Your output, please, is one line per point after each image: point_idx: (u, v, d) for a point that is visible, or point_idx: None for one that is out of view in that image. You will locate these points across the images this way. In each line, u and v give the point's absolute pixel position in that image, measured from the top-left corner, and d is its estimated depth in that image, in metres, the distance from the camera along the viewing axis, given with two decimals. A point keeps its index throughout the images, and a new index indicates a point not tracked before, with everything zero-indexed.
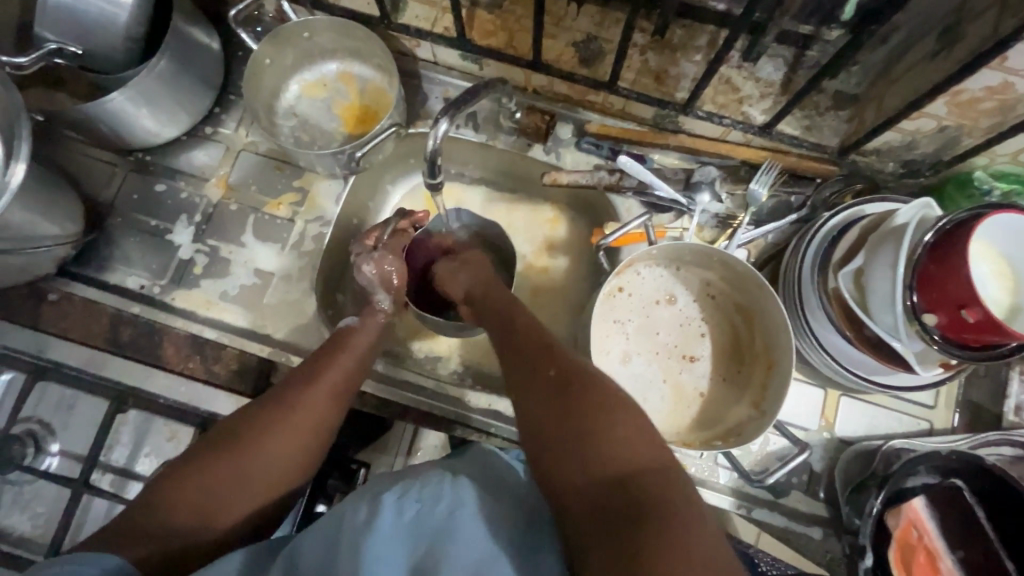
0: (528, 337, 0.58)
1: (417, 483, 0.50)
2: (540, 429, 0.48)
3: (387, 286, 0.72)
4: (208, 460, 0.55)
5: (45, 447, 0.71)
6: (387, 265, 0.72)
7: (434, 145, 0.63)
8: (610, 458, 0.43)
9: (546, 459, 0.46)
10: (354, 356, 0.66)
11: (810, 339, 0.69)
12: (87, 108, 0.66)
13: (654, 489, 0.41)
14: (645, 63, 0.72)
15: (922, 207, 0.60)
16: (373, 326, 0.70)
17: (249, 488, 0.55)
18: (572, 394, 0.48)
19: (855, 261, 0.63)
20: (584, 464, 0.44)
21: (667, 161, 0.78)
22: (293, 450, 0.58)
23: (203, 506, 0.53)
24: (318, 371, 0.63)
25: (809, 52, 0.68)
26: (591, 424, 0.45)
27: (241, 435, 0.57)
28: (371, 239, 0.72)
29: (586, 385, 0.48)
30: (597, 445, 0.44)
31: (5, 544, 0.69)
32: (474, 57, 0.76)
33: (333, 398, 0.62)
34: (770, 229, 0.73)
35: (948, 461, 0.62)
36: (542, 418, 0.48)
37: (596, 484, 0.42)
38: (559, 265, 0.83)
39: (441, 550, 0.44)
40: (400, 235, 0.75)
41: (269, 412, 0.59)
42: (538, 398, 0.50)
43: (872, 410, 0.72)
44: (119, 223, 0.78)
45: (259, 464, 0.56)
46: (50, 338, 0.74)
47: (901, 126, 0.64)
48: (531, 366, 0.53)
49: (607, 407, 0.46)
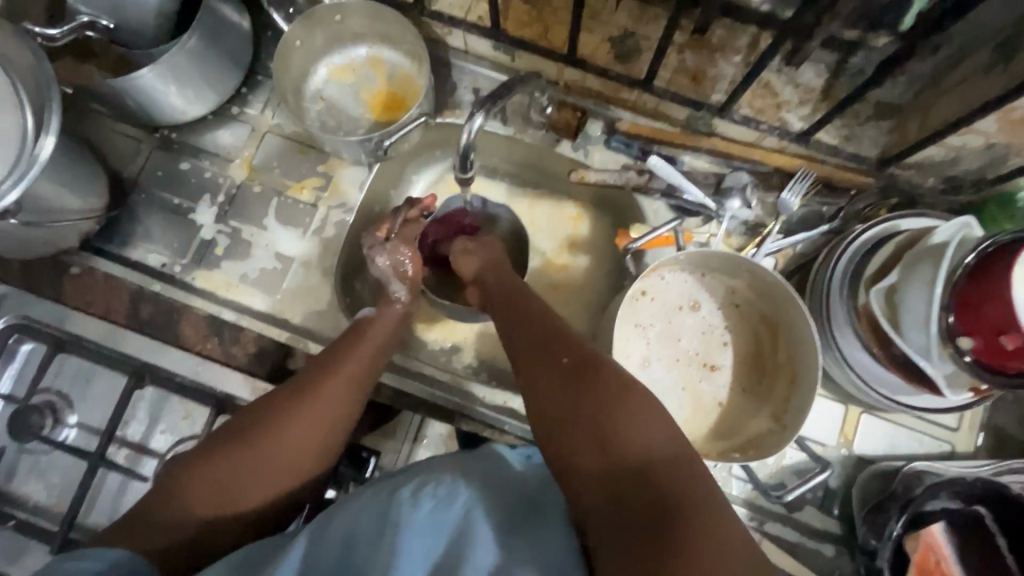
0: (555, 332, 0.56)
1: (433, 477, 0.50)
2: (554, 420, 0.49)
3: (401, 275, 0.72)
4: (227, 452, 0.56)
5: (63, 419, 0.72)
6: (400, 255, 0.72)
7: (468, 140, 0.62)
8: (627, 451, 0.45)
9: (564, 451, 0.47)
10: (371, 347, 0.66)
11: (836, 355, 0.67)
12: (118, 83, 0.66)
13: (689, 503, 0.42)
14: (682, 63, 0.70)
15: (961, 226, 0.58)
16: (391, 318, 0.70)
17: (268, 480, 0.56)
18: (588, 389, 0.49)
19: (888, 278, 0.61)
20: (592, 457, 0.46)
21: (698, 163, 0.76)
22: (310, 442, 0.58)
23: (227, 499, 0.54)
24: (336, 361, 0.63)
25: (852, 60, 0.66)
26: (623, 428, 0.46)
27: (258, 427, 0.57)
28: (383, 230, 0.72)
29: (617, 388, 0.48)
30: (628, 451, 0.45)
31: (21, 512, 0.70)
32: (507, 48, 0.75)
33: (351, 390, 0.62)
34: (800, 239, 0.71)
35: (974, 489, 0.60)
36: (560, 412, 0.49)
37: (610, 475, 0.44)
38: (580, 264, 0.82)
39: (461, 553, 0.44)
40: (412, 224, 0.73)
41: (285, 403, 0.59)
42: (570, 396, 0.49)
43: (894, 429, 0.71)
44: (143, 199, 0.78)
45: (275, 455, 0.56)
46: (69, 311, 0.74)
47: (946, 141, 0.62)
48: (554, 360, 0.53)
49: (639, 411, 0.47)
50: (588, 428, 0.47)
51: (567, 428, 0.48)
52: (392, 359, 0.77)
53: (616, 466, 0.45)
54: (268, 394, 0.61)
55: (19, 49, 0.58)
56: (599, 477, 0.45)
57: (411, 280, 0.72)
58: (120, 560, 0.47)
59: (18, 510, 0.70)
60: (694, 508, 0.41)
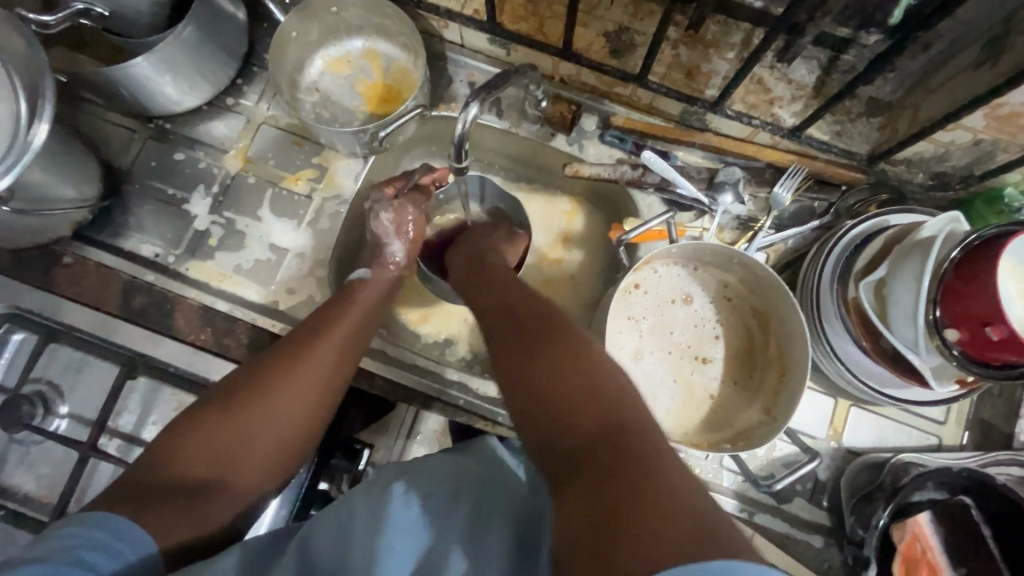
0: (523, 304, 0.57)
1: (427, 483, 0.50)
2: (522, 392, 0.47)
3: (401, 234, 0.73)
4: (214, 415, 0.56)
5: (54, 409, 0.72)
6: (405, 214, 0.72)
7: (463, 129, 0.62)
8: (584, 422, 0.41)
9: (529, 424, 0.44)
10: (357, 319, 0.66)
11: (826, 348, 0.68)
12: (111, 71, 0.66)
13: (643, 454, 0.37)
14: (676, 58, 0.71)
15: (949, 221, 0.59)
16: (378, 292, 0.70)
17: (258, 445, 0.57)
18: (555, 358, 0.47)
19: (877, 272, 0.62)
20: (560, 431, 0.41)
21: (691, 159, 0.77)
22: (299, 408, 0.59)
23: (215, 461, 0.54)
24: (323, 328, 0.64)
25: (844, 57, 0.68)
26: (576, 383, 0.44)
27: (244, 392, 0.58)
28: (392, 188, 0.73)
29: (579, 354, 0.47)
30: (578, 399, 0.42)
31: (10, 502, 0.70)
32: (502, 42, 0.75)
33: (335, 360, 0.63)
34: (791, 234, 0.73)
35: (959, 479, 0.61)
36: (528, 384, 0.46)
37: (573, 443, 0.40)
38: (574, 259, 0.83)
39: (445, 551, 0.44)
40: (422, 190, 0.75)
41: (271, 371, 0.60)
42: (530, 363, 0.48)
43: (882, 422, 0.72)
44: (136, 189, 0.78)
45: (262, 420, 0.57)
46: (61, 302, 0.74)
47: (935, 137, 0.62)
48: (527, 335, 0.52)
49: (597, 369, 0.44)
50: (544, 393, 0.45)
51: (524, 394, 0.46)
52: (385, 351, 0.77)
53: (581, 437, 0.40)
54: (257, 361, 0.62)
55: (13, 37, 0.58)
56: (547, 434, 0.42)
57: (411, 240, 0.74)
58: (148, 554, 0.47)
59: (7, 501, 0.70)
60: (647, 451, 0.37)
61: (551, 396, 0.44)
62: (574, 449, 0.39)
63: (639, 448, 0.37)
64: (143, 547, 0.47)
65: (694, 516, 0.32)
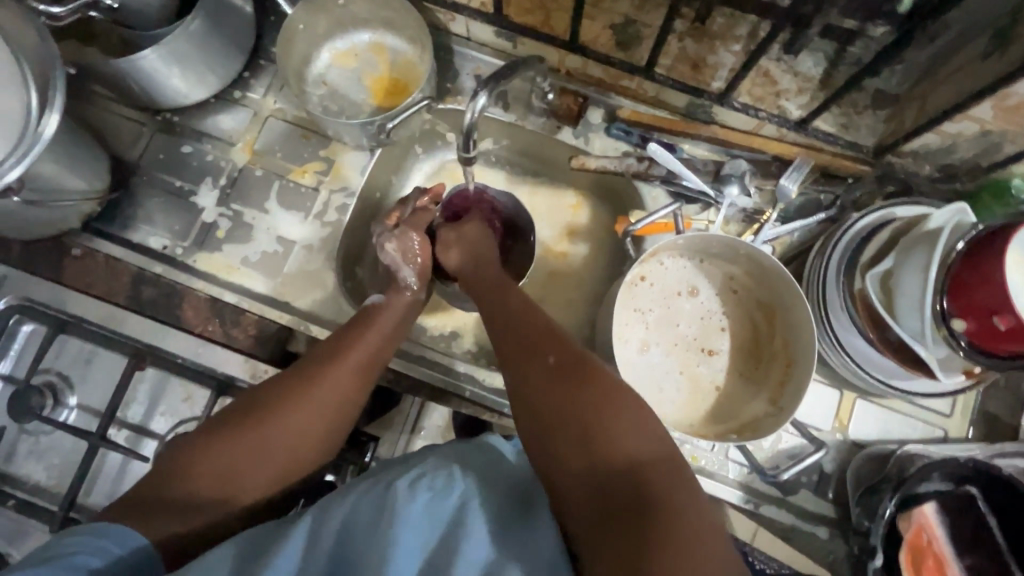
0: (533, 318, 0.60)
1: (430, 469, 0.50)
2: (543, 413, 0.51)
3: (410, 261, 0.72)
4: (239, 436, 0.56)
5: (63, 400, 0.72)
6: (409, 242, 0.72)
7: (472, 119, 0.63)
8: (613, 458, 0.47)
9: (550, 445, 0.49)
10: (379, 334, 0.66)
11: (832, 340, 0.68)
12: (120, 63, 0.66)
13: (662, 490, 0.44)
14: (683, 50, 0.71)
15: (956, 212, 0.58)
16: (399, 306, 0.69)
17: (271, 464, 0.57)
18: (578, 385, 0.51)
19: (884, 263, 0.62)
20: (583, 459, 0.47)
21: (697, 151, 0.77)
22: (315, 429, 0.59)
23: (229, 478, 0.55)
24: (343, 348, 0.63)
25: (851, 49, 0.67)
26: (602, 424, 0.48)
27: (268, 411, 0.58)
28: (393, 219, 0.73)
29: (605, 388, 0.51)
30: (602, 432, 0.48)
31: (21, 492, 0.71)
32: (509, 35, 0.76)
33: (358, 378, 0.62)
34: (797, 226, 0.72)
35: (963, 469, 0.61)
36: (551, 408, 0.51)
37: (602, 476, 0.46)
38: (579, 252, 0.83)
39: (453, 546, 0.44)
40: (423, 211, 0.75)
41: (294, 387, 0.60)
42: (556, 397, 0.51)
43: (887, 415, 0.72)
44: (144, 181, 0.78)
45: (277, 440, 0.57)
46: (70, 293, 0.75)
47: (942, 128, 0.62)
48: (545, 354, 0.55)
49: (621, 404, 0.50)
50: (571, 431, 0.49)
51: (549, 428, 0.50)
52: None
53: (609, 470, 0.46)
54: (275, 376, 0.62)
55: (24, 29, 0.59)
56: (576, 466, 0.47)
57: (421, 265, 0.73)
58: (139, 546, 0.49)
59: (17, 490, 0.71)
60: (671, 500, 0.44)
61: (579, 434, 0.48)
62: (601, 482, 0.46)
63: (663, 488, 0.45)
64: (132, 542, 0.49)
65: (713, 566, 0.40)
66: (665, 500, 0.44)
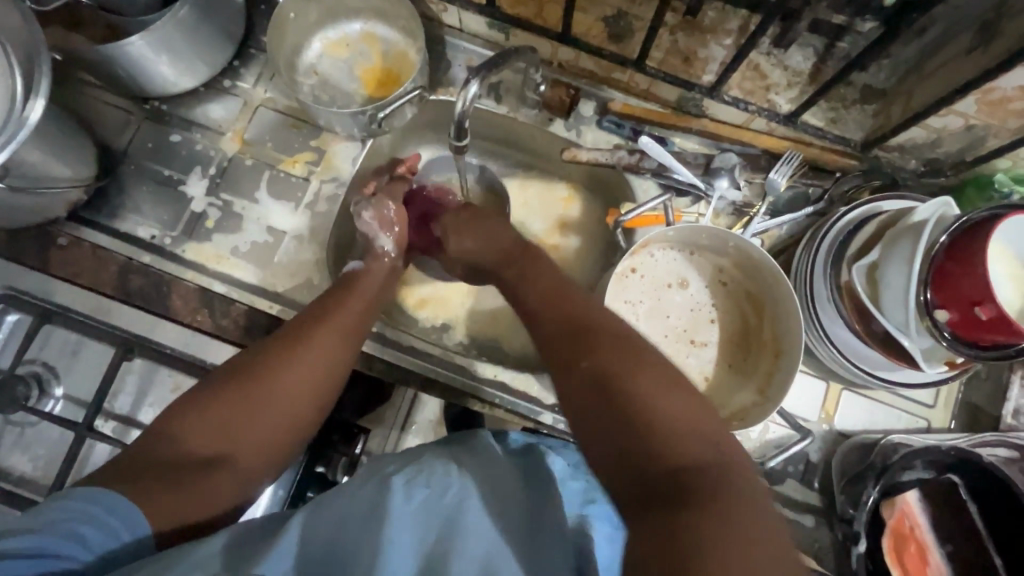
0: (575, 303, 0.56)
1: (425, 467, 0.52)
2: (587, 400, 0.47)
3: (387, 228, 0.72)
4: (226, 403, 0.56)
5: (49, 390, 0.71)
6: (385, 209, 0.73)
7: (462, 109, 0.63)
8: (666, 452, 0.42)
9: (595, 436, 0.46)
10: (360, 303, 0.66)
11: (818, 332, 0.69)
12: (108, 48, 0.65)
13: (718, 492, 0.40)
14: (674, 44, 0.72)
15: (939, 206, 0.59)
16: (379, 275, 0.70)
17: (263, 428, 0.57)
18: (630, 372, 0.47)
19: (871, 255, 0.63)
20: (631, 451, 0.43)
21: (688, 145, 0.77)
22: (306, 392, 0.59)
23: (219, 442, 0.55)
24: (330, 312, 0.64)
25: (840, 44, 0.68)
26: (657, 410, 0.44)
27: (254, 379, 0.58)
28: (369, 189, 0.74)
29: (660, 377, 0.47)
30: (653, 424, 0.44)
31: (5, 483, 0.70)
32: (501, 26, 0.76)
33: (345, 340, 0.63)
34: (787, 220, 0.74)
35: (945, 456, 0.62)
36: (597, 396, 0.47)
37: (649, 474, 0.42)
38: (571, 245, 0.83)
39: (450, 541, 0.45)
40: (399, 181, 0.76)
41: (282, 350, 0.60)
42: (616, 379, 0.47)
43: (872, 405, 0.73)
44: (132, 170, 0.77)
45: (268, 402, 0.57)
46: (56, 283, 0.74)
47: (928, 123, 0.63)
48: (592, 339, 0.51)
49: (675, 394, 0.45)
50: (625, 417, 0.44)
51: (596, 407, 0.46)
52: (382, 333, 0.76)
53: (659, 466, 0.42)
54: (261, 342, 0.62)
55: (9, 13, 0.58)
56: (616, 453, 0.44)
57: (398, 231, 0.73)
58: (141, 528, 0.49)
59: (1, 482, 0.70)
60: (723, 495, 0.40)
61: (633, 422, 0.44)
62: (653, 477, 0.42)
63: (720, 489, 0.40)
64: (135, 526, 0.48)
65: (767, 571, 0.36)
66: (717, 495, 0.40)
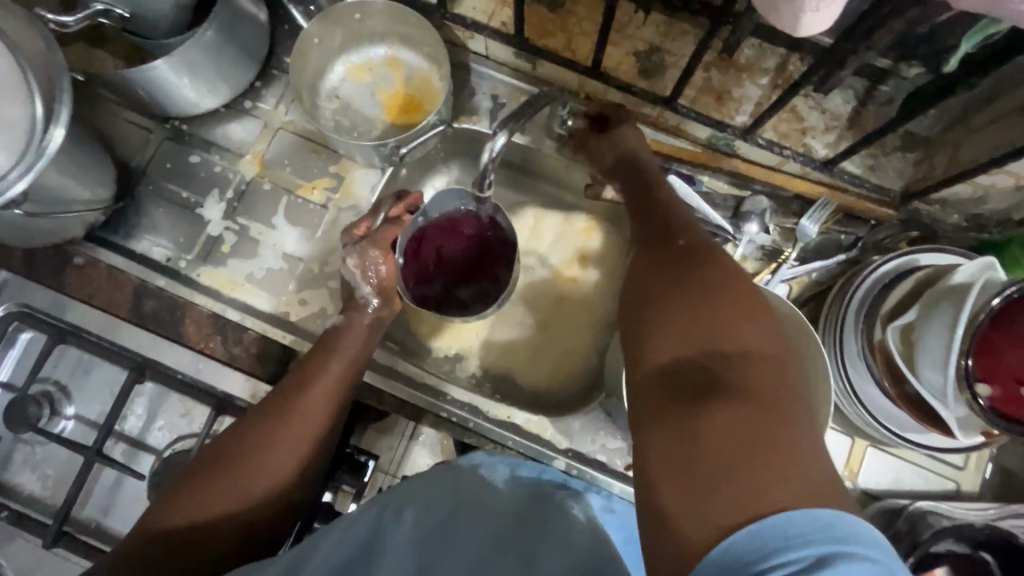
0: (656, 211, 0.57)
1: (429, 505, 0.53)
2: (641, 296, 0.49)
3: (369, 278, 0.70)
4: (234, 473, 0.56)
5: (60, 410, 0.71)
6: (370, 258, 0.70)
7: (488, 160, 0.62)
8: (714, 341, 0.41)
9: (643, 329, 0.46)
10: (345, 359, 0.66)
11: (846, 388, 0.67)
12: (131, 73, 0.64)
13: (753, 379, 0.38)
14: (707, 81, 0.69)
15: (984, 267, 0.56)
16: (361, 331, 0.69)
17: (255, 489, 0.57)
18: (686, 271, 0.47)
19: (905, 316, 0.60)
20: (670, 341, 0.43)
21: (716, 184, 0.74)
22: (293, 456, 0.59)
23: (208, 509, 0.54)
24: (312, 375, 0.64)
25: (882, 87, 0.66)
26: (687, 322, 0.43)
27: (257, 445, 0.58)
28: (361, 229, 0.70)
29: (720, 274, 0.46)
30: (701, 313, 0.43)
31: (14, 502, 0.70)
32: (528, 57, 0.74)
33: (329, 401, 0.63)
34: (816, 267, 0.71)
35: (979, 534, 0.61)
36: (652, 293, 0.48)
37: (683, 366, 0.41)
38: (589, 278, 0.79)
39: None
40: (393, 224, 0.71)
41: (268, 419, 0.60)
42: (647, 304, 0.47)
43: (900, 465, 0.70)
44: (150, 190, 0.77)
45: (257, 467, 0.57)
46: (70, 302, 0.73)
47: (975, 180, 0.60)
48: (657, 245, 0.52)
49: (730, 286, 0.45)
50: (673, 310, 0.45)
51: (635, 321, 0.48)
52: (391, 365, 0.76)
53: (697, 354, 0.41)
54: (251, 411, 0.62)
55: (30, 36, 0.57)
56: (657, 345, 0.44)
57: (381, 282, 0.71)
58: None
59: (9, 501, 0.70)
60: (755, 396, 0.37)
61: (682, 312, 0.44)
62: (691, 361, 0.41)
63: (755, 379, 0.38)
64: None
65: (797, 473, 0.33)
66: (740, 392, 0.37)
